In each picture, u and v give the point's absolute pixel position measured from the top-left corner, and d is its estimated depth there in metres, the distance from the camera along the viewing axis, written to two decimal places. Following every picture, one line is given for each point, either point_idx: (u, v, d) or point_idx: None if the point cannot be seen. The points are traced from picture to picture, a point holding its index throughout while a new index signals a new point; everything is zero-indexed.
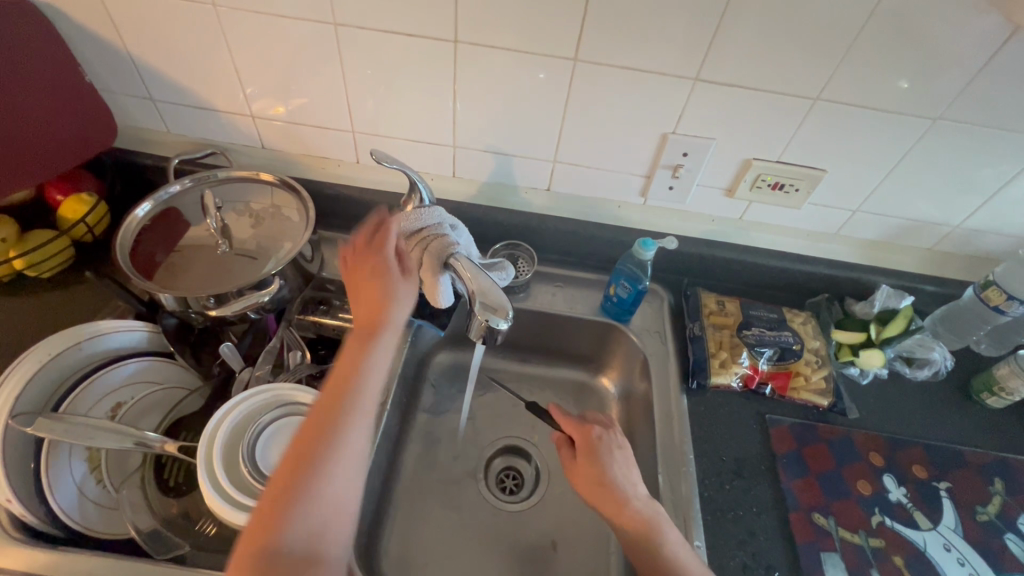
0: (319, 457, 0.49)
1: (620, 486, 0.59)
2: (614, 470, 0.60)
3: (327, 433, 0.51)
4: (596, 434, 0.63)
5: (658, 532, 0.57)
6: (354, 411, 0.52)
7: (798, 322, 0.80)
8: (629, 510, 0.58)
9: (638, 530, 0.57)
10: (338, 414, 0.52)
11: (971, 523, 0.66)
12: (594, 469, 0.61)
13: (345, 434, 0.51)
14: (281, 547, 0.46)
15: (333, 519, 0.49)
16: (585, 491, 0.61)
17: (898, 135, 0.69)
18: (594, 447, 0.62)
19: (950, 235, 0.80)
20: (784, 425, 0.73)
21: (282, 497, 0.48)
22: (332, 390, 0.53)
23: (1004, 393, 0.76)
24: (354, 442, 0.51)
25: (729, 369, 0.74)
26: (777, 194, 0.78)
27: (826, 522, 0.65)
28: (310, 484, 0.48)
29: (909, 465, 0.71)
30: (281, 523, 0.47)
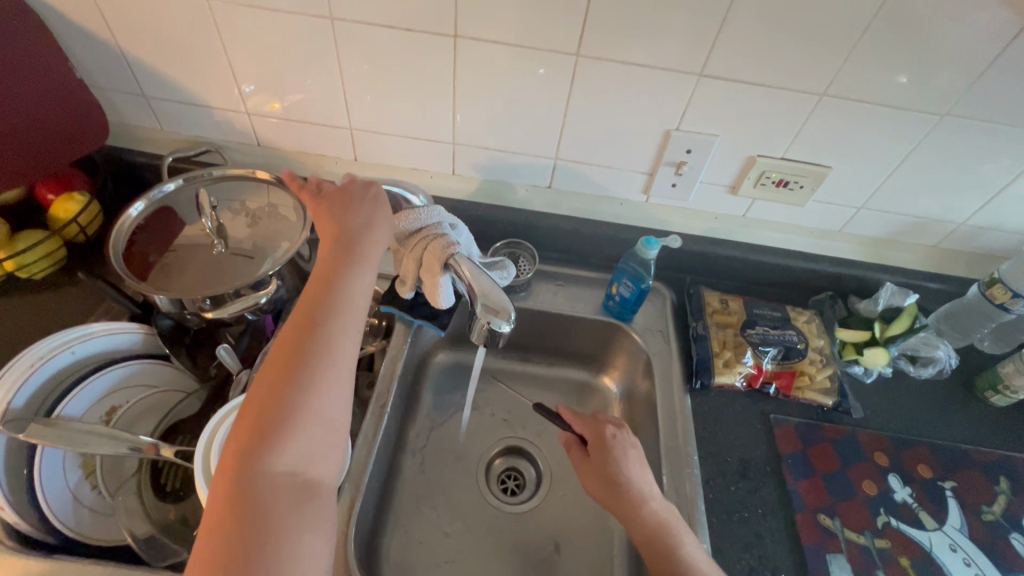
0: (298, 380, 0.49)
1: (635, 486, 0.59)
2: (629, 468, 0.60)
3: (305, 356, 0.50)
4: (609, 432, 0.64)
5: (673, 534, 0.56)
6: (331, 330, 0.52)
7: (802, 320, 0.80)
8: (645, 510, 0.57)
9: (653, 530, 0.56)
10: (313, 336, 0.51)
11: (976, 522, 0.66)
12: (608, 467, 0.61)
13: (323, 365, 0.50)
14: (273, 467, 0.46)
15: (321, 444, 0.49)
16: (598, 491, 0.61)
17: (905, 132, 0.68)
18: (607, 444, 0.63)
19: (956, 232, 0.80)
20: (789, 425, 0.72)
21: (265, 420, 0.47)
22: (305, 315, 0.52)
23: (1008, 391, 0.75)
24: (335, 362, 0.51)
25: (733, 369, 0.74)
26: (781, 191, 0.77)
27: (832, 523, 0.64)
28: (297, 406, 0.48)
29: (914, 464, 0.70)
30: (269, 445, 0.47)
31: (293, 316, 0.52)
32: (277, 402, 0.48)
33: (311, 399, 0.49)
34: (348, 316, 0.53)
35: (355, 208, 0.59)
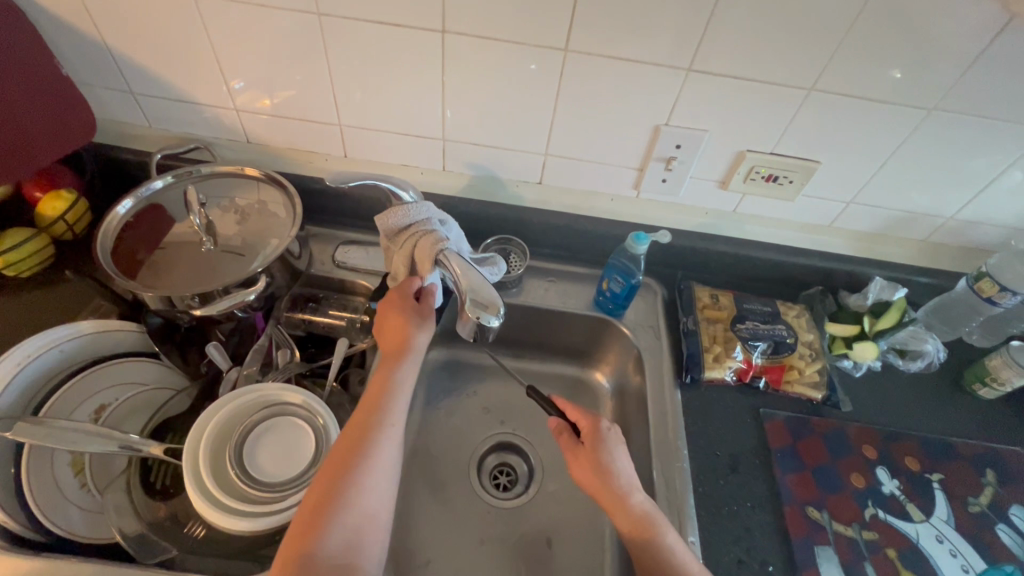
0: (354, 471, 0.53)
1: (625, 481, 0.58)
2: (620, 463, 0.59)
3: (364, 448, 0.55)
4: (604, 424, 0.62)
5: (658, 526, 0.56)
6: (385, 425, 0.57)
7: (791, 315, 0.80)
8: (631, 503, 0.57)
9: (638, 523, 0.56)
10: (370, 430, 0.56)
11: (963, 514, 0.67)
12: (600, 458, 0.59)
13: (376, 459, 0.55)
14: (321, 554, 0.49)
15: (367, 533, 0.52)
16: (589, 481, 0.60)
17: (893, 126, 0.68)
18: (600, 436, 0.61)
19: (944, 226, 0.80)
20: (778, 419, 0.72)
21: (320, 510, 0.51)
22: (365, 410, 0.58)
23: (996, 384, 0.76)
24: (386, 454, 0.55)
25: (723, 363, 0.74)
26: (771, 186, 0.77)
27: (820, 516, 0.65)
28: (350, 497, 0.52)
29: (902, 457, 0.71)
30: (324, 532, 0.50)
31: (356, 410, 0.59)
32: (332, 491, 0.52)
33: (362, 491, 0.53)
34: (398, 413, 0.59)
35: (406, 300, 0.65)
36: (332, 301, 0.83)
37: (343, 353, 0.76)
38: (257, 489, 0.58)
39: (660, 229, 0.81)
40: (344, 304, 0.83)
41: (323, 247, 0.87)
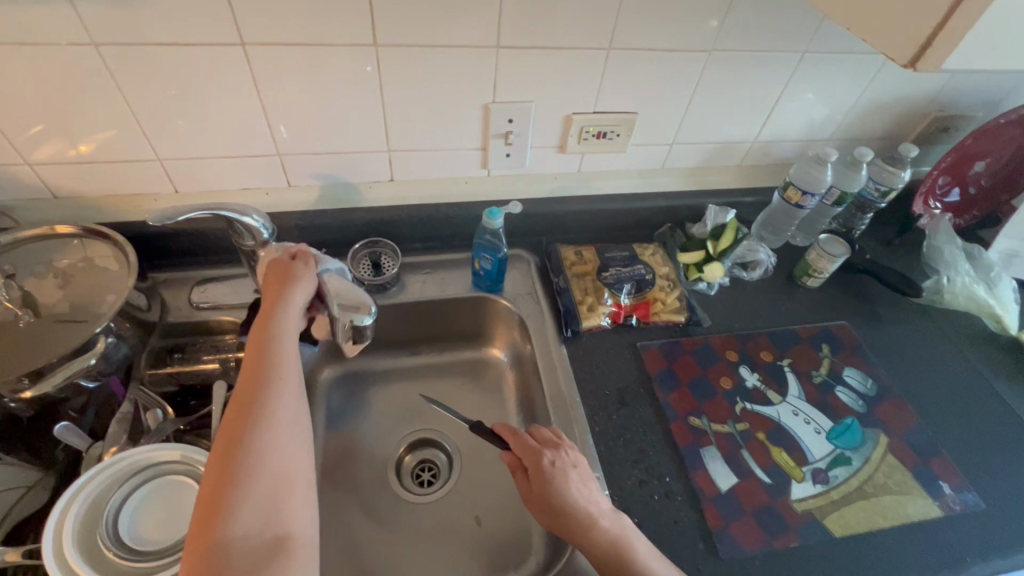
0: (253, 448, 0.47)
1: (578, 508, 0.57)
2: (568, 491, 0.57)
3: (256, 408, 0.50)
4: (547, 459, 0.60)
5: (627, 550, 0.55)
6: (280, 381, 0.52)
7: (647, 254, 0.88)
8: (596, 532, 0.55)
9: (605, 551, 0.55)
10: (262, 392, 0.51)
11: (808, 386, 0.78)
12: (550, 495, 0.58)
13: (278, 410, 0.50)
14: (236, 549, 0.43)
15: (285, 498, 0.47)
16: (546, 517, 0.58)
17: (686, 71, 0.77)
18: (545, 471, 0.59)
19: (752, 149, 0.92)
20: (653, 348, 0.80)
21: (219, 499, 0.45)
22: (250, 377, 0.52)
23: (817, 274, 0.90)
24: (286, 415, 0.51)
25: (597, 311, 0.80)
26: (603, 142, 0.83)
27: (701, 422, 0.72)
28: (249, 464, 0.47)
29: (757, 353, 0.82)
30: (229, 511, 0.44)
31: (239, 383, 0.52)
32: (232, 476, 0.46)
33: (272, 456, 0.48)
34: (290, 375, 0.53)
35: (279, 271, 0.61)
36: (202, 347, 0.79)
37: (222, 400, 0.70)
38: (143, 561, 0.53)
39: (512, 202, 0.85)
40: (215, 346, 0.79)
41: (177, 291, 0.81)
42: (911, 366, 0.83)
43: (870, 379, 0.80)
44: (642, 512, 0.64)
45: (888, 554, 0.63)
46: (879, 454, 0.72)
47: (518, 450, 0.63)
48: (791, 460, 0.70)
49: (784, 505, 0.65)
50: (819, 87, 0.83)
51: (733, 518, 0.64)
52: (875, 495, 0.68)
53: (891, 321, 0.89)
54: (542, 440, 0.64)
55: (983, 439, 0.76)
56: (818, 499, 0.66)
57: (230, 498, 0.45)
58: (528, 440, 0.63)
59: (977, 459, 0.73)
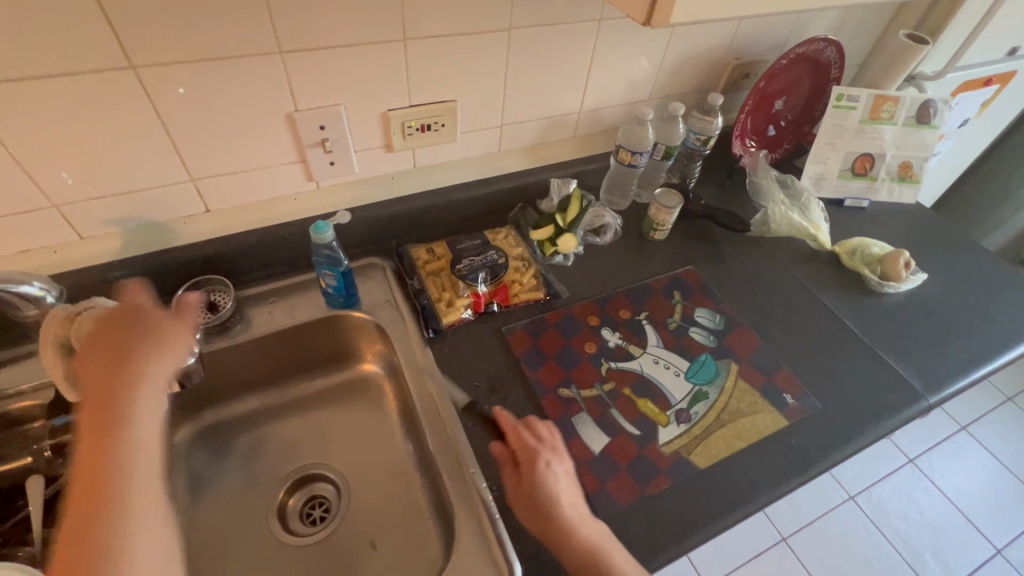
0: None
1: (563, 509, 0.60)
2: (557, 494, 0.61)
3: (97, 539, 0.43)
4: (543, 462, 0.63)
5: (601, 559, 0.56)
6: (131, 502, 0.45)
7: (500, 239, 0.88)
8: (575, 540, 0.57)
9: (575, 558, 0.56)
10: (107, 513, 0.44)
11: (665, 334, 0.83)
12: (539, 493, 0.61)
13: (134, 536, 0.44)
14: None
15: None
16: (528, 514, 0.61)
17: (492, 52, 0.76)
18: (540, 472, 0.62)
19: (581, 119, 0.94)
20: (517, 329, 0.81)
21: None
22: (86, 502, 0.44)
23: (660, 226, 0.95)
24: (142, 543, 0.45)
25: (455, 306, 0.79)
26: (429, 135, 0.82)
27: (570, 392, 0.74)
28: None
29: (617, 313, 0.85)
30: None
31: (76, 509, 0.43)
32: None
33: None
34: (145, 467, 0.47)
35: (121, 344, 0.51)
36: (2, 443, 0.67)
37: None
38: None
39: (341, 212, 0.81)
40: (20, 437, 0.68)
41: None
42: (751, 294, 0.91)
43: (718, 314, 0.87)
44: None
45: (748, 471, 0.69)
46: (732, 382, 0.78)
47: (514, 442, 0.66)
48: (656, 407, 0.74)
49: (654, 453, 0.69)
50: (625, 51, 0.87)
51: (609, 477, 0.66)
52: (732, 421, 0.73)
53: (730, 257, 0.97)
54: (541, 436, 0.67)
55: (815, 346, 0.84)
56: (683, 438, 0.71)
57: None
58: (528, 437, 0.66)
59: (811, 365, 0.82)
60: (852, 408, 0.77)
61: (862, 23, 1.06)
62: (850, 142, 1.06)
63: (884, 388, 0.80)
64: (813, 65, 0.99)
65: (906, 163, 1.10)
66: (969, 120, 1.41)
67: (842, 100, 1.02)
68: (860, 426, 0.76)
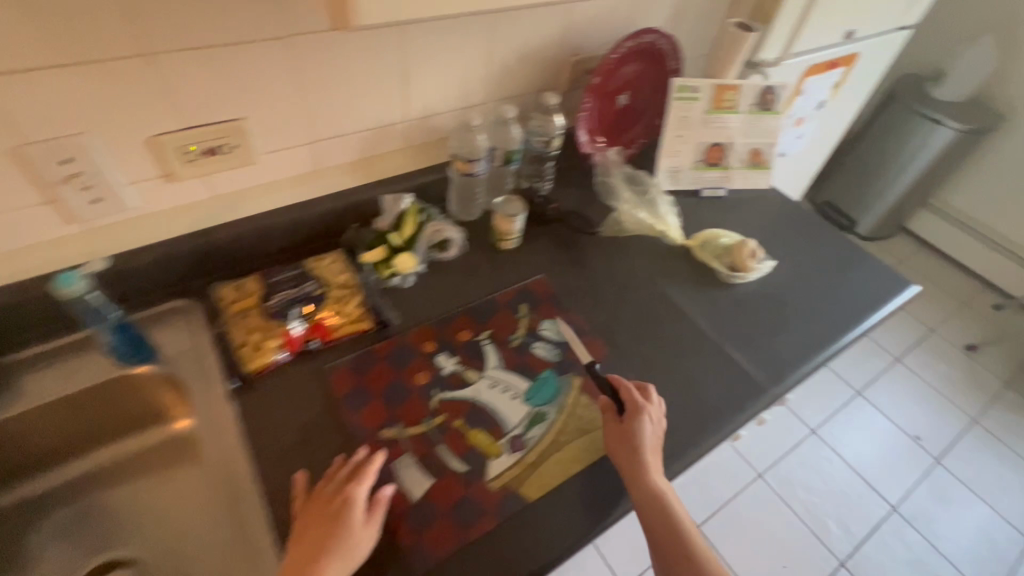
0: None
1: (646, 460, 0.64)
2: (647, 442, 0.65)
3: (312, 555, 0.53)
4: (646, 408, 0.68)
5: (668, 509, 0.61)
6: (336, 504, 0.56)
7: (323, 266, 0.80)
8: (656, 480, 0.63)
9: (651, 504, 0.61)
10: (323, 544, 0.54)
11: (507, 352, 0.78)
12: (635, 432, 0.66)
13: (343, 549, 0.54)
14: None
15: None
16: (620, 454, 0.65)
17: (275, 62, 0.68)
18: (639, 413, 0.67)
19: (411, 128, 0.87)
20: (341, 367, 0.73)
21: None
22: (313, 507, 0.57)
23: (509, 236, 0.90)
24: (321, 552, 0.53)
25: (265, 348, 0.70)
26: (219, 160, 0.72)
27: (394, 432, 0.67)
28: None
29: (456, 334, 0.79)
30: None
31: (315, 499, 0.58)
32: None
33: None
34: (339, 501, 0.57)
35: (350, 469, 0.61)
36: None
37: None
38: None
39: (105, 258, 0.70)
40: None
41: None
42: (602, 299, 0.88)
43: (564, 324, 0.82)
44: None
45: (582, 497, 0.65)
46: (572, 397, 0.73)
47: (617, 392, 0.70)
48: (489, 437, 0.68)
49: (480, 491, 0.63)
50: (442, 53, 0.80)
51: (426, 527, 0.60)
52: (569, 442, 0.69)
53: (584, 261, 0.93)
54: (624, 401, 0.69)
55: (664, 349, 0.82)
56: (514, 469, 0.65)
57: None
58: (631, 393, 0.69)
59: (658, 370, 0.79)
60: (695, 411, 0.75)
61: (700, 12, 1.05)
62: (699, 133, 1.05)
63: (729, 385, 0.79)
64: (647, 56, 0.98)
65: (755, 149, 1.10)
66: (825, 102, 1.45)
67: (685, 92, 1.00)
68: (704, 430, 0.73)
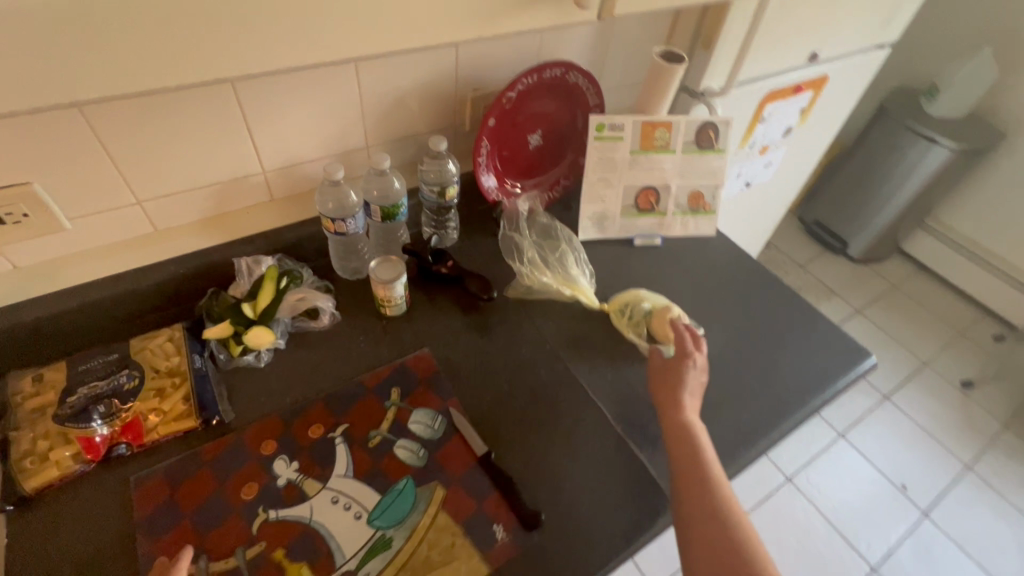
0: None
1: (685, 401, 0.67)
2: (688, 383, 0.69)
3: None
4: (692, 351, 0.71)
5: (697, 450, 0.63)
6: None
7: (150, 348, 0.68)
8: (681, 431, 0.64)
9: (681, 436, 0.64)
10: None
11: (360, 455, 0.65)
12: (678, 373, 0.69)
13: None
14: None
15: None
16: (662, 391, 0.69)
17: (57, 119, 0.56)
18: (680, 361, 0.70)
19: (272, 179, 0.75)
20: (151, 478, 0.61)
21: None
22: None
23: (391, 302, 0.77)
24: None
25: (54, 460, 0.59)
26: (6, 229, 0.60)
27: (194, 569, 0.55)
28: None
29: (305, 431, 0.66)
30: None
31: None
32: None
33: None
34: None
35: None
36: None
37: None
38: None
39: None
40: None
41: None
42: (491, 380, 0.74)
43: (438, 416, 0.69)
44: None
45: None
46: (428, 518, 0.61)
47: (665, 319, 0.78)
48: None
49: None
50: (293, 96, 0.68)
51: None
52: None
53: (480, 330, 0.80)
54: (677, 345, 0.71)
55: (555, 447, 0.69)
56: None
57: None
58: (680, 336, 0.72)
59: (543, 476, 0.66)
60: (578, 536, 0.62)
61: (628, 38, 0.92)
62: (626, 176, 0.92)
63: (628, 498, 0.66)
64: (558, 88, 0.85)
65: (695, 192, 0.96)
66: (793, 129, 1.31)
67: (604, 130, 0.87)
68: (585, 563, 0.60)
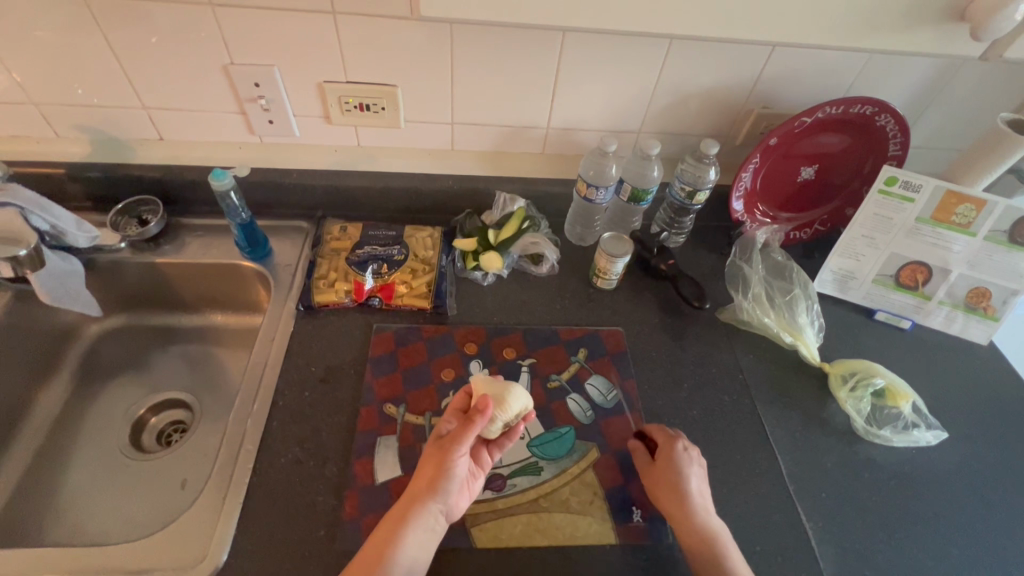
0: (418, 499, 0.56)
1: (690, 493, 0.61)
2: (688, 477, 0.61)
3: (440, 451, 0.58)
4: (681, 445, 0.64)
5: (721, 547, 0.58)
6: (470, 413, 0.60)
7: (416, 237, 0.84)
8: (694, 522, 0.59)
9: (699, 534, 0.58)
10: (446, 447, 0.58)
11: (538, 389, 0.72)
12: (670, 476, 0.62)
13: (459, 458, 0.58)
14: (414, 533, 0.55)
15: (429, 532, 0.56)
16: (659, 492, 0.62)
17: (433, 42, 0.72)
18: (674, 455, 0.63)
19: (550, 136, 0.85)
20: (388, 331, 0.76)
21: (404, 510, 0.56)
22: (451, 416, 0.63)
23: (605, 275, 0.82)
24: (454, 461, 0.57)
25: (336, 288, 0.77)
26: (367, 115, 0.81)
27: (395, 410, 0.68)
28: (425, 499, 0.56)
29: (501, 349, 0.76)
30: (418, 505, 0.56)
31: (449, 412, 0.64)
32: (406, 512, 0.56)
33: (433, 484, 0.56)
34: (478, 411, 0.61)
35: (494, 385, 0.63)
36: None
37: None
38: None
39: (241, 168, 0.82)
40: None
41: None
42: (672, 382, 0.75)
43: (614, 390, 0.73)
44: (279, 493, 0.61)
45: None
46: (578, 469, 0.65)
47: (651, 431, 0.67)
48: None
49: None
50: (601, 68, 0.76)
51: (370, 512, 0.60)
52: (548, 512, 0.62)
53: (676, 333, 0.80)
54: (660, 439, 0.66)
55: (714, 471, 0.67)
56: (478, 506, 0.61)
57: (421, 497, 0.56)
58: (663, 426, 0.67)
59: None
60: None
61: (961, 95, 0.81)
62: (896, 242, 0.81)
63: (774, 555, 0.62)
64: (857, 126, 0.79)
65: (980, 289, 0.81)
66: None
67: (894, 185, 0.77)
68: None
